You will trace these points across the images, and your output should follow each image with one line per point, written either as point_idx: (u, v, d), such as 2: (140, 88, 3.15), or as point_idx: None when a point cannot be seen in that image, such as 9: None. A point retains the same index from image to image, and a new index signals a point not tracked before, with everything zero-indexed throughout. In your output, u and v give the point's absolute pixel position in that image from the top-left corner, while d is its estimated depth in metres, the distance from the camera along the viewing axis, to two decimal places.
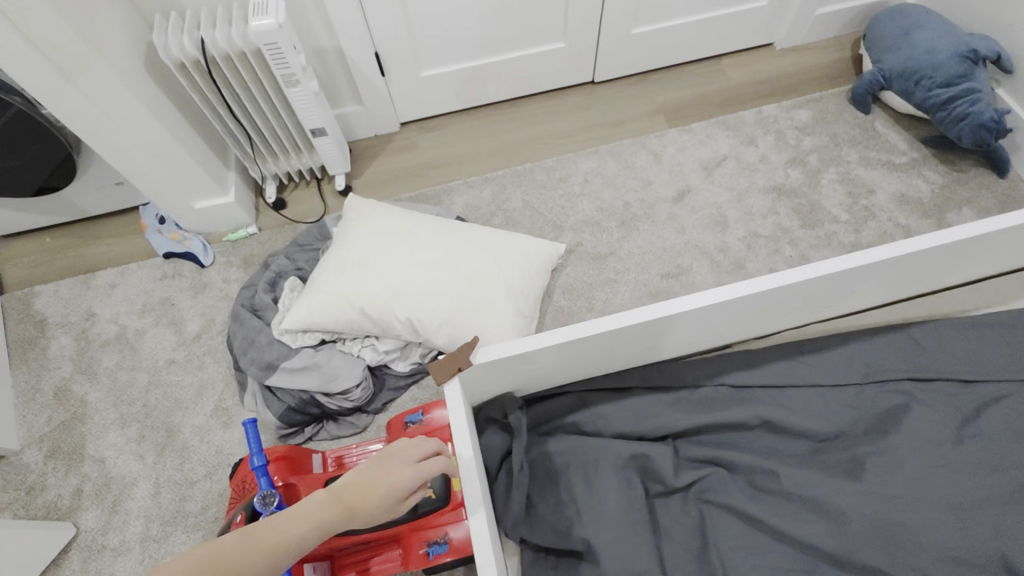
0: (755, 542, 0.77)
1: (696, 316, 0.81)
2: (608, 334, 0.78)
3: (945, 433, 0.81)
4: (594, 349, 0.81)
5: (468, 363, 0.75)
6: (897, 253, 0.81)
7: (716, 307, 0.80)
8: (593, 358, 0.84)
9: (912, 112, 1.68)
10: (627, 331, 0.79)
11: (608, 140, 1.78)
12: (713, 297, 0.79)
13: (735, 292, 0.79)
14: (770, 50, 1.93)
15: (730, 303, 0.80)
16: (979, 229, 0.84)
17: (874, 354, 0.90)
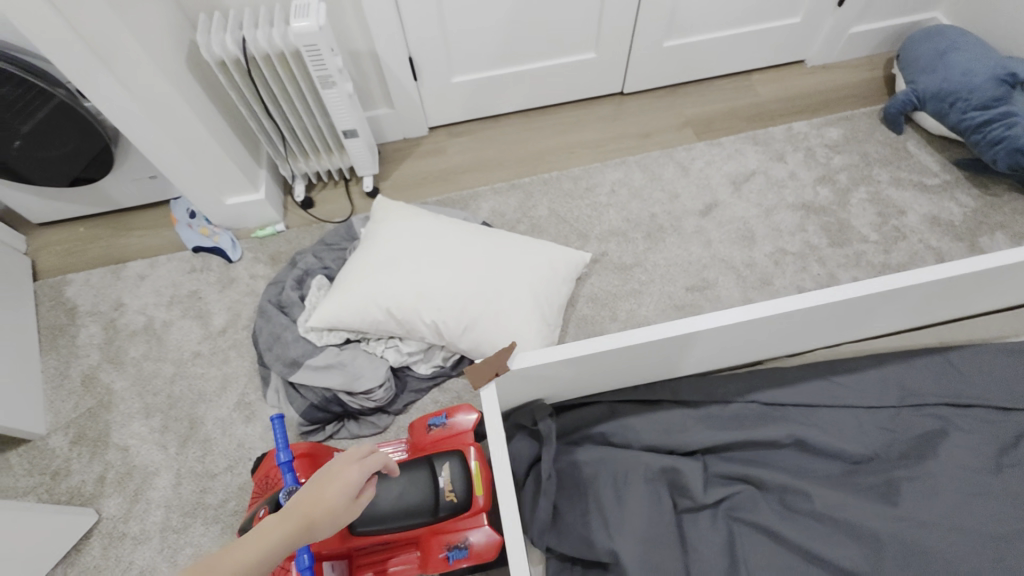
0: (785, 563, 0.75)
1: (731, 332, 0.80)
2: (641, 346, 0.77)
3: (983, 460, 0.80)
4: (625, 360, 0.80)
5: (504, 368, 0.75)
6: (940, 274, 0.80)
7: (752, 324, 0.79)
8: (623, 369, 0.83)
9: (945, 134, 1.66)
10: (660, 345, 0.78)
11: (635, 152, 1.78)
12: (750, 314, 0.78)
13: (773, 310, 0.78)
14: (801, 67, 1.92)
15: (767, 320, 0.79)
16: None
17: (910, 377, 0.89)
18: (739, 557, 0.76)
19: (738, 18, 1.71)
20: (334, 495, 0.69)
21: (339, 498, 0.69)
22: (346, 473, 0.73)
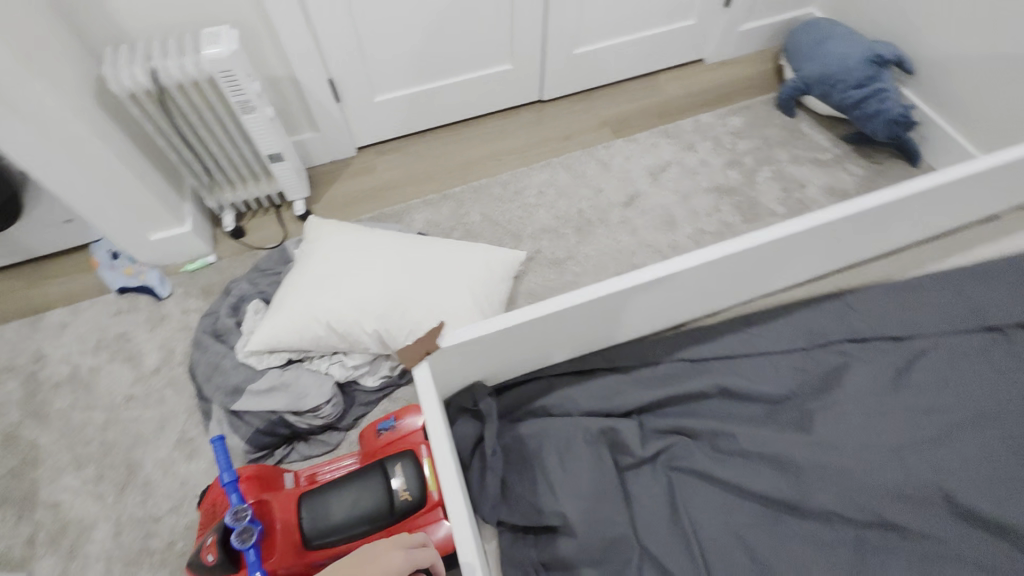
0: (720, 501, 0.81)
1: (645, 291, 0.86)
2: (564, 313, 0.82)
3: (882, 384, 0.88)
4: (552, 330, 0.85)
5: (437, 347, 0.77)
6: (821, 219, 0.89)
7: (661, 281, 0.85)
8: (552, 339, 0.87)
9: (831, 113, 1.84)
10: (582, 310, 0.83)
11: (559, 153, 1.87)
12: (658, 272, 0.84)
13: (678, 266, 0.85)
14: (702, 65, 2.08)
15: (674, 277, 0.86)
16: (891, 194, 0.92)
17: (815, 320, 0.97)
18: (680, 502, 0.80)
19: (638, 23, 1.85)
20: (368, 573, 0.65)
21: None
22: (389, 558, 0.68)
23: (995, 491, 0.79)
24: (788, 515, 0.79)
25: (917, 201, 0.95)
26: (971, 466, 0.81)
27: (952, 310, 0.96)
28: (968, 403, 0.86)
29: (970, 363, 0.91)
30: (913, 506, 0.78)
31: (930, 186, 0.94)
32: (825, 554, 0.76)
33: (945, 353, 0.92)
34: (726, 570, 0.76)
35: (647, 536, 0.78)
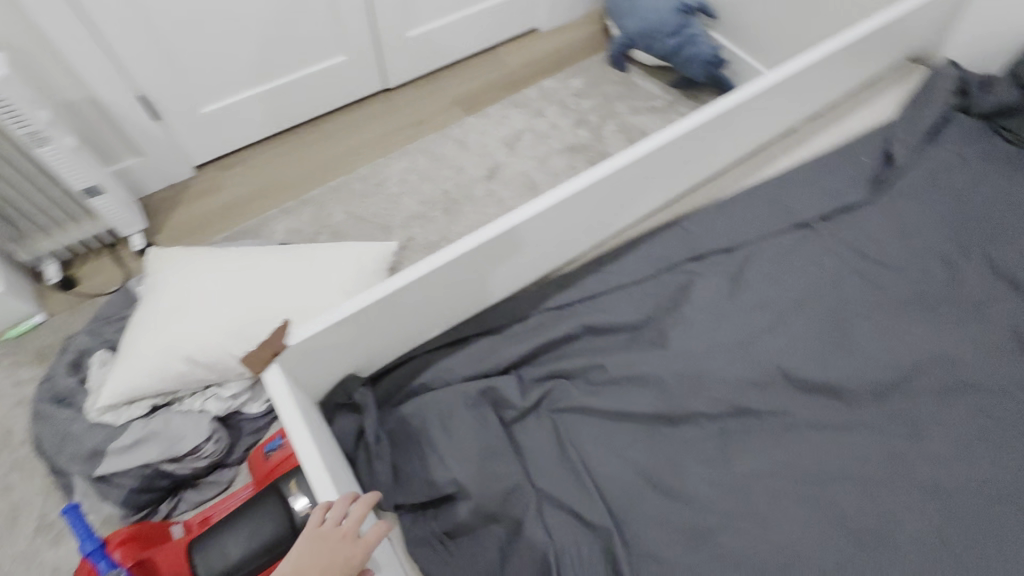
0: (601, 428, 0.86)
1: (495, 248, 0.87)
2: (418, 284, 0.81)
3: (720, 291, 0.98)
4: (411, 304, 0.84)
5: (283, 346, 0.74)
6: (641, 151, 0.96)
7: (508, 235, 0.87)
8: (415, 314, 0.86)
9: (657, 63, 1.98)
10: (437, 278, 0.83)
11: (414, 139, 1.84)
12: (503, 225, 0.86)
13: (520, 216, 0.87)
14: (537, 33, 2.14)
15: (520, 228, 0.88)
16: (698, 119, 1.01)
17: (659, 247, 1.06)
18: (565, 438, 0.85)
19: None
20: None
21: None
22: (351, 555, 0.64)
23: (822, 359, 0.91)
24: (662, 425, 0.86)
25: (721, 122, 1.06)
26: (802, 343, 0.92)
27: (766, 217, 1.10)
28: (789, 291, 0.99)
29: (788, 258, 1.03)
30: (762, 388, 0.88)
31: (728, 106, 1.04)
32: (699, 451, 0.84)
33: (767, 253, 1.04)
34: (617, 489, 0.81)
35: (541, 479, 0.81)
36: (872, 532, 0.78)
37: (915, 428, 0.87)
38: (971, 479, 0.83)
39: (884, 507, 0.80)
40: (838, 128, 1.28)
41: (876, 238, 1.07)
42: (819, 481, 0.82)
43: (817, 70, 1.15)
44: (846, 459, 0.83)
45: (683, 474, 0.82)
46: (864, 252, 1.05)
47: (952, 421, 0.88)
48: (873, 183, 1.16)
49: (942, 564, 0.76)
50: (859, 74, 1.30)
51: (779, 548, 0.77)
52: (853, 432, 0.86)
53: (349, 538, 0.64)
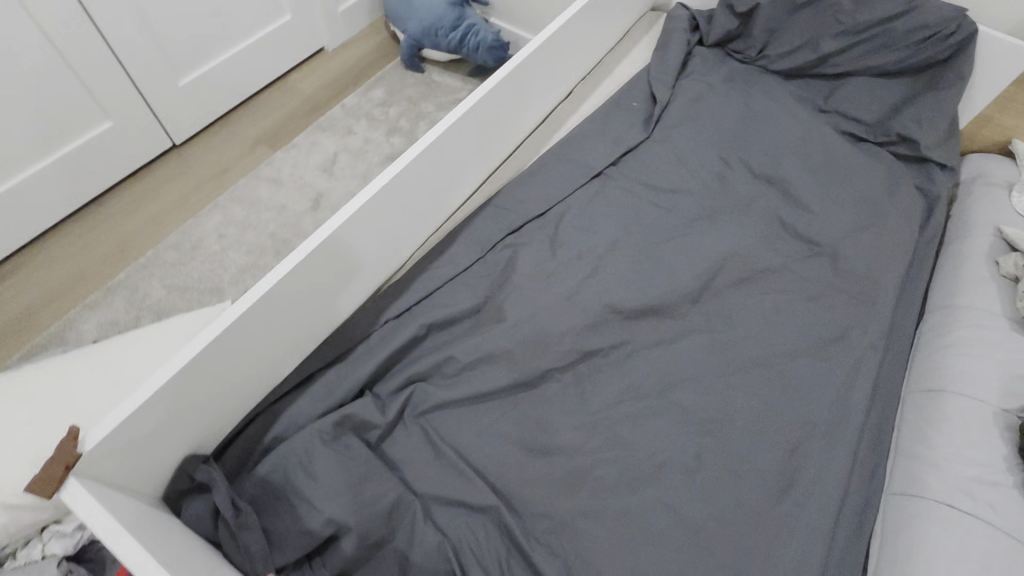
0: (467, 416, 0.88)
1: (306, 270, 0.82)
2: (229, 335, 0.75)
3: (543, 255, 1.05)
4: (229, 358, 0.77)
5: (79, 456, 0.63)
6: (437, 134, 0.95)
7: (317, 253, 0.82)
8: (240, 368, 0.80)
9: (449, 58, 2.04)
10: (250, 323, 0.77)
11: (222, 190, 1.71)
12: (307, 247, 0.80)
13: (325, 232, 0.82)
14: (325, 53, 2.09)
15: (328, 244, 0.83)
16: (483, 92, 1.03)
17: (480, 230, 1.10)
18: (436, 437, 0.86)
19: (234, 31, 1.74)
20: None
21: None
22: None
23: (641, 286, 1.01)
24: (522, 392, 0.91)
25: (504, 92, 1.10)
26: (620, 278, 1.03)
27: (567, 176, 1.19)
28: (601, 237, 1.09)
29: (592, 208, 1.14)
30: (598, 328, 0.96)
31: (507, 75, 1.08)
32: (558, 403, 0.90)
33: (575, 211, 1.13)
34: (495, 466, 0.84)
35: (420, 484, 0.82)
36: (714, 418, 0.89)
37: (728, 319, 1.00)
38: (776, 346, 0.98)
39: (718, 393, 0.92)
40: (609, 82, 1.42)
41: (659, 169, 1.21)
42: (663, 391, 0.92)
43: (575, 29, 1.25)
44: (679, 365, 0.94)
45: (550, 429, 0.87)
46: (652, 184, 1.19)
47: (752, 304, 1.03)
48: (648, 121, 1.30)
49: (770, 423, 0.90)
50: (613, 30, 1.44)
51: (645, 462, 0.85)
52: (680, 340, 0.97)
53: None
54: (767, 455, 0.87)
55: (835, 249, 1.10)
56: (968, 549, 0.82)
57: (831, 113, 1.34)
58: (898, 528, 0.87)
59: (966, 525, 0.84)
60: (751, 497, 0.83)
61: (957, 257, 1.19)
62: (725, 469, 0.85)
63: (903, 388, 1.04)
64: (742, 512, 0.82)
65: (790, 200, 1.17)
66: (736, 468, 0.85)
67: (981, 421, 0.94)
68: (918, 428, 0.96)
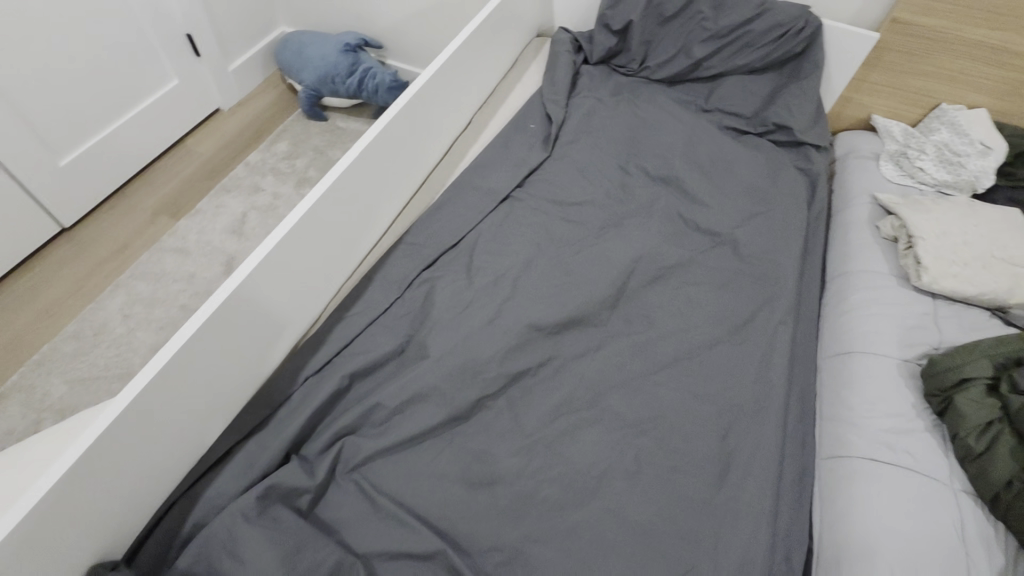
0: (402, 462, 0.85)
1: (205, 338, 0.77)
2: (125, 421, 0.69)
3: (460, 286, 1.05)
4: (127, 449, 0.71)
5: None
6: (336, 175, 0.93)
7: (216, 320, 0.77)
8: (142, 457, 0.74)
9: (351, 103, 2.03)
10: (150, 401, 0.71)
11: (123, 269, 1.60)
12: (202, 315, 0.75)
13: (221, 296, 0.77)
14: (222, 113, 2.02)
15: (227, 308, 0.79)
16: (380, 128, 1.02)
17: (393, 270, 1.09)
18: (372, 491, 0.82)
19: (116, 96, 1.65)
20: None
21: None
22: None
23: (559, 300, 1.03)
24: (456, 426, 0.89)
25: (402, 127, 1.09)
26: (539, 296, 1.04)
27: (476, 204, 1.20)
28: (515, 259, 1.10)
29: (503, 232, 1.16)
30: (523, 349, 0.97)
31: (403, 109, 1.07)
32: (493, 432, 0.89)
33: (487, 237, 1.15)
34: (439, 508, 0.81)
35: (361, 544, 0.78)
36: (647, 419, 0.91)
37: (647, 318, 1.04)
38: (695, 337, 1.01)
39: (646, 393, 0.94)
40: (505, 108, 1.46)
41: (563, 185, 1.25)
42: (595, 401, 0.93)
43: (464, 58, 1.26)
44: (606, 372, 0.96)
45: (489, 459, 0.86)
46: (558, 200, 1.22)
47: (666, 300, 1.07)
48: (546, 140, 1.34)
49: (701, 413, 0.92)
50: (502, 58, 1.48)
51: (588, 474, 0.85)
52: (604, 347, 0.99)
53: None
54: (702, 444, 0.89)
55: (733, 238, 1.17)
56: (899, 497, 0.86)
57: (712, 111, 1.45)
58: (835, 490, 0.90)
59: (893, 475, 0.89)
60: (693, 489, 0.85)
61: (843, 226, 1.28)
62: (664, 466, 0.86)
63: (817, 356, 1.10)
64: (686, 505, 0.83)
65: (686, 199, 1.24)
66: (675, 463, 0.87)
67: (888, 373, 1.00)
68: (836, 391, 1.02)
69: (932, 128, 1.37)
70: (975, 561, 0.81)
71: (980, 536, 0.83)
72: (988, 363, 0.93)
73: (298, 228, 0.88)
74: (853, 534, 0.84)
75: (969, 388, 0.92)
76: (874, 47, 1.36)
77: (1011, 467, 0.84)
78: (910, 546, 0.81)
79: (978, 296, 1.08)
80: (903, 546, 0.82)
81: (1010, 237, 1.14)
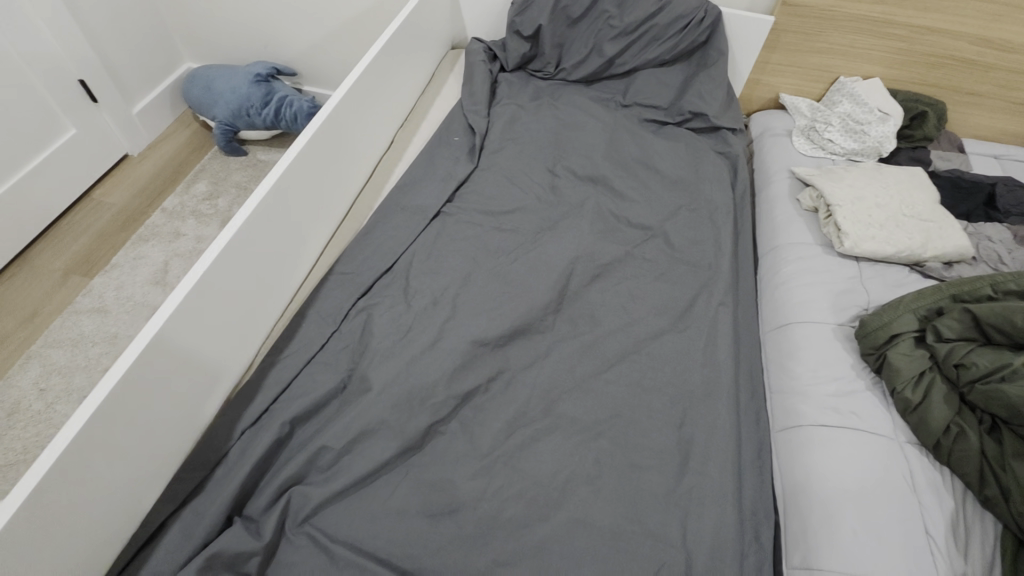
0: (357, 505, 0.81)
1: (118, 404, 0.70)
2: (35, 504, 0.61)
3: (399, 311, 1.02)
4: (34, 543, 0.63)
5: None
6: (253, 207, 0.88)
7: (129, 382, 0.70)
8: (55, 548, 0.66)
9: (270, 135, 1.96)
10: (62, 478, 0.64)
11: (35, 339, 1.45)
12: (112, 379, 0.68)
13: (133, 354, 0.71)
14: (132, 160, 1.90)
15: (141, 367, 0.72)
16: (296, 153, 0.97)
17: (327, 304, 1.04)
18: (327, 541, 0.77)
19: (7, 150, 1.50)
20: None
21: None
22: None
23: (501, 312, 1.01)
24: (410, 458, 0.86)
25: (319, 151, 1.05)
26: (481, 310, 1.02)
27: (406, 224, 1.17)
28: (452, 276, 1.08)
29: (437, 249, 1.13)
30: (469, 367, 0.94)
31: (319, 131, 1.02)
32: (449, 457, 0.86)
33: (421, 257, 1.12)
34: (401, 547, 0.77)
35: None
36: (603, 419, 0.90)
37: (592, 317, 1.04)
38: (640, 330, 1.02)
39: (599, 392, 0.93)
40: (427, 125, 1.44)
41: (493, 195, 1.24)
42: (548, 409, 0.91)
43: (378, 76, 1.23)
44: (557, 378, 0.95)
45: (447, 486, 0.83)
46: (490, 211, 1.21)
47: (608, 297, 1.07)
48: (471, 151, 1.33)
49: (654, 405, 0.92)
50: (418, 73, 1.46)
51: (551, 485, 0.83)
52: (552, 353, 0.98)
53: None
54: (659, 436, 0.89)
55: (664, 230, 1.19)
56: (852, 458, 0.88)
57: (631, 105, 1.48)
58: (793, 459, 0.91)
59: (845, 436, 0.91)
60: (657, 482, 0.84)
61: (767, 203, 1.33)
62: (625, 464, 0.86)
63: (760, 331, 1.13)
64: (652, 500, 0.83)
65: (615, 195, 1.26)
66: (635, 459, 0.86)
67: (826, 338, 1.04)
68: (782, 363, 1.04)
69: (835, 100, 1.45)
70: (928, 509, 0.84)
71: (929, 484, 0.86)
72: (912, 317, 0.98)
73: (216, 267, 0.82)
74: (815, 500, 0.85)
75: (899, 342, 0.95)
76: (772, 30, 1.42)
77: (945, 412, 0.88)
78: (867, 501, 0.84)
79: (896, 254, 1.13)
80: (862, 504, 0.83)
81: (916, 195, 1.21)
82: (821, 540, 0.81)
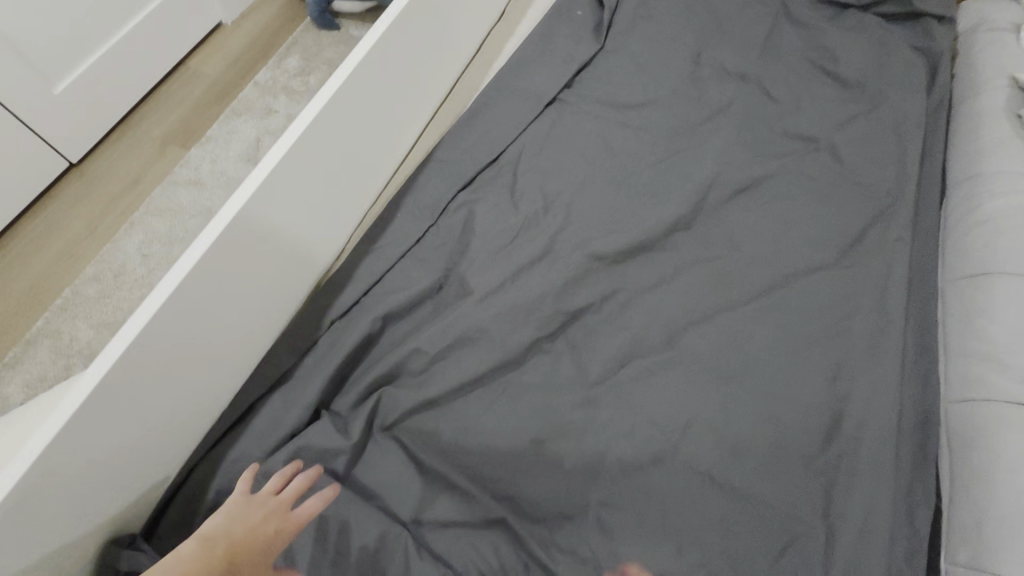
0: (447, 418, 0.73)
1: (202, 280, 0.63)
2: (122, 371, 0.57)
3: (503, 210, 0.89)
4: (114, 422, 0.58)
5: None
6: (350, 68, 0.75)
7: (212, 258, 0.63)
8: (136, 428, 0.62)
9: (365, 7, 1.78)
10: (148, 348, 0.59)
11: (139, 205, 1.47)
12: (193, 254, 0.61)
13: (221, 223, 0.63)
14: (224, 28, 1.80)
15: (228, 239, 0.64)
16: (399, 10, 0.82)
17: (423, 193, 0.92)
18: (415, 451, 0.71)
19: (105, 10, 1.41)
20: (260, 549, 0.61)
21: (262, 555, 0.61)
22: (276, 522, 0.63)
23: (622, 226, 0.87)
24: (508, 375, 0.76)
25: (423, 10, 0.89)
26: (598, 221, 0.88)
27: (517, 110, 1.00)
28: (567, 176, 0.93)
29: (551, 144, 0.97)
30: (582, 283, 0.82)
31: None
32: (553, 381, 0.76)
33: (531, 151, 0.96)
34: (494, 471, 0.70)
35: (407, 511, 0.68)
36: (737, 364, 0.76)
37: (732, 240, 0.86)
38: (790, 262, 0.84)
39: (733, 329, 0.78)
40: None
41: (621, 83, 1.03)
42: (671, 340, 0.78)
43: None
44: (685, 307, 0.80)
45: (551, 412, 0.73)
46: (616, 103, 1.01)
47: (754, 218, 0.88)
48: (598, 30, 1.11)
49: (802, 353, 0.76)
50: None
51: (669, 429, 0.71)
52: (680, 277, 0.83)
53: (284, 533, 0.63)
54: (805, 392, 0.74)
55: (832, 142, 0.95)
56: None
57: None
58: (973, 440, 0.73)
59: None
60: (797, 445, 0.70)
61: (970, 118, 1.04)
62: (761, 418, 0.72)
63: (942, 281, 0.91)
64: (791, 464, 0.69)
65: (773, 95, 1.02)
66: (773, 414, 0.72)
67: None
68: (969, 321, 0.83)
69: None
70: None
71: None
72: None
73: (309, 136, 0.71)
74: (1000, 489, 0.68)
75: None
76: None
77: None
78: None
79: None
80: None
81: None
82: (1006, 540, 0.65)
